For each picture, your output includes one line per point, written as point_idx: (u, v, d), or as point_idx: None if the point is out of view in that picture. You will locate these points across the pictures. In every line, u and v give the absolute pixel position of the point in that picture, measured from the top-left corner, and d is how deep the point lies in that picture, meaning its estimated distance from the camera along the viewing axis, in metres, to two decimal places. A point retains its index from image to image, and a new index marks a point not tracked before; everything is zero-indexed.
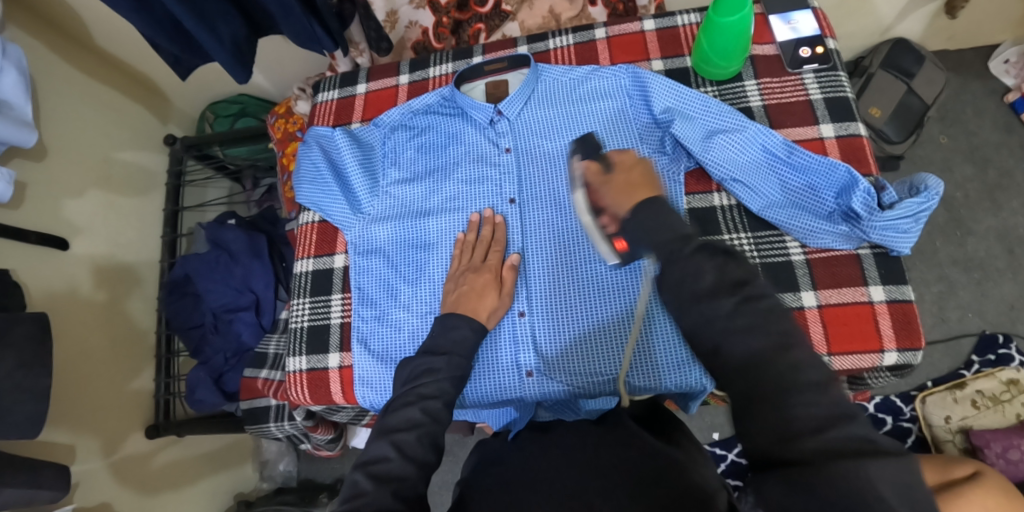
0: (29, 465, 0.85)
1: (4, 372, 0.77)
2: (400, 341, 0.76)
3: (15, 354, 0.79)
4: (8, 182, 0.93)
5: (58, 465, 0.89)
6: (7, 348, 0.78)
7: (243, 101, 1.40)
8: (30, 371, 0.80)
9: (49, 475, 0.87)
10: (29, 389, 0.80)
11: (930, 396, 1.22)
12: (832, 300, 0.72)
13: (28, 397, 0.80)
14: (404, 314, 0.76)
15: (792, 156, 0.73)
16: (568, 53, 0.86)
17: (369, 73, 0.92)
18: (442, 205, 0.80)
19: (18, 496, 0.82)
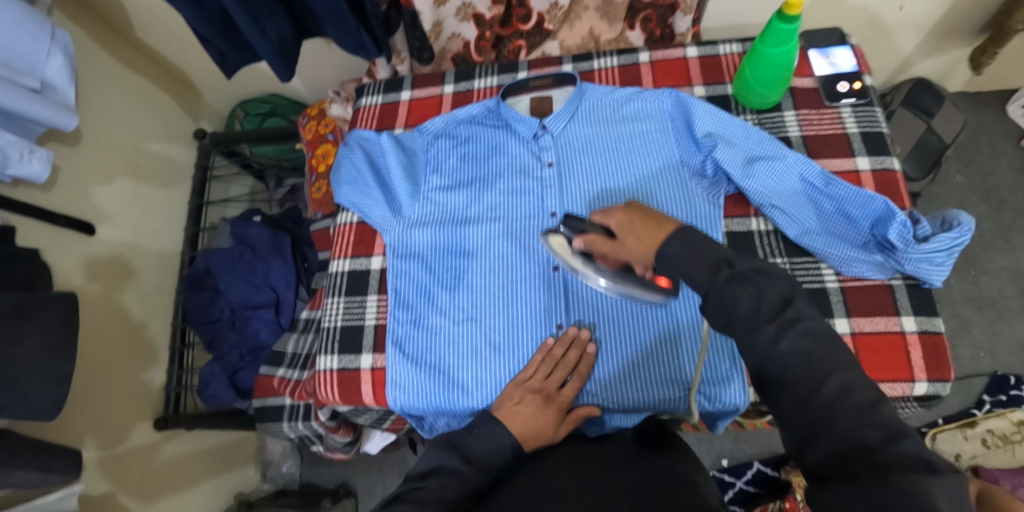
0: (42, 447, 0.85)
1: (27, 355, 0.76)
2: (435, 348, 0.77)
3: (40, 339, 0.78)
4: (45, 163, 0.94)
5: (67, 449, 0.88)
6: (35, 331, 0.78)
7: (274, 101, 1.41)
8: (54, 356, 0.80)
9: (60, 460, 0.86)
10: (52, 374, 0.80)
11: (942, 433, 1.24)
12: (864, 328, 0.73)
13: (51, 381, 0.79)
14: (441, 320, 0.77)
15: (830, 187, 0.74)
16: (613, 74, 0.88)
17: (414, 80, 0.94)
18: (484, 215, 0.81)
19: (28, 479, 0.81)
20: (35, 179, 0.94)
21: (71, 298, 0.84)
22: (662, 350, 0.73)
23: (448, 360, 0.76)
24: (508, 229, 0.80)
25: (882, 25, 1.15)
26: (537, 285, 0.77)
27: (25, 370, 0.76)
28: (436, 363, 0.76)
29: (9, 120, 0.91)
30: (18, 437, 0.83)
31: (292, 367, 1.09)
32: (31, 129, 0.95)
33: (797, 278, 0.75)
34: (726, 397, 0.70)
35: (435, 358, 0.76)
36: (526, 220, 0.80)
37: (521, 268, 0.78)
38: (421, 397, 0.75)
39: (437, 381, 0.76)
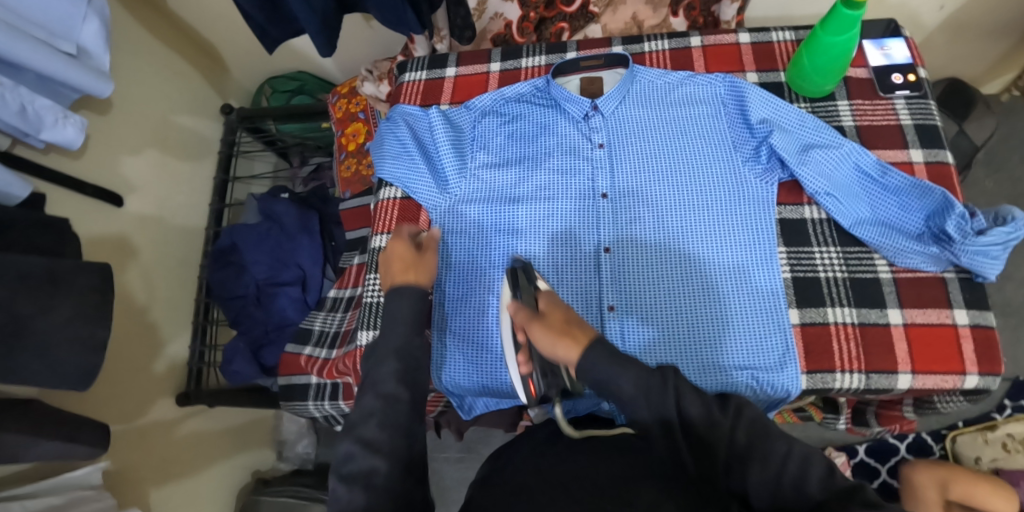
0: (69, 418, 0.79)
1: (59, 323, 0.68)
2: (481, 325, 0.77)
3: (74, 303, 0.70)
4: (80, 129, 0.91)
5: (97, 424, 0.83)
6: (67, 298, 0.69)
7: (302, 78, 1.38)
8: (88, 323, 0.72)
9: (88, 432, 0.80)
10: (87, 343, 0.71)
11: (961, 436, 1.21)
12: (917, 320, 0.72)
13: (84, 347, 0.71)
14: (487, 298, 0.78)
15: (885, 177, 0.74)
16: (664, 57, 0.87)
17: (459, 57, 0.93)
18: (532, 195, 0.80)
19: (54, 451, 0.75)
20: (67, 146, 0.90)
21: (105, 266, 0.76)
22: (713, 332, 0.72)
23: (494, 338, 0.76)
24: (556, 209, 0.79)
25: (924, 22, 1.14)
26: (585, 266, 0.77)
27: (56, 340, 0.68)
28: (482, 341, 0.76)
29: (42, 83, 0.87)
30: (45, 408, 0.78)
31: (319, 346, 1.08)
32: (65, 94, 0.92)
33: (851, 267, 0.74)
34: (779, 383, 0.70)
35: (481, 337, 0.77)
36: (574, 201, 0.79)
37: (569, 249, 0.78)
38: (469, 372, 0.76)
39: (485, 357, 0.76)
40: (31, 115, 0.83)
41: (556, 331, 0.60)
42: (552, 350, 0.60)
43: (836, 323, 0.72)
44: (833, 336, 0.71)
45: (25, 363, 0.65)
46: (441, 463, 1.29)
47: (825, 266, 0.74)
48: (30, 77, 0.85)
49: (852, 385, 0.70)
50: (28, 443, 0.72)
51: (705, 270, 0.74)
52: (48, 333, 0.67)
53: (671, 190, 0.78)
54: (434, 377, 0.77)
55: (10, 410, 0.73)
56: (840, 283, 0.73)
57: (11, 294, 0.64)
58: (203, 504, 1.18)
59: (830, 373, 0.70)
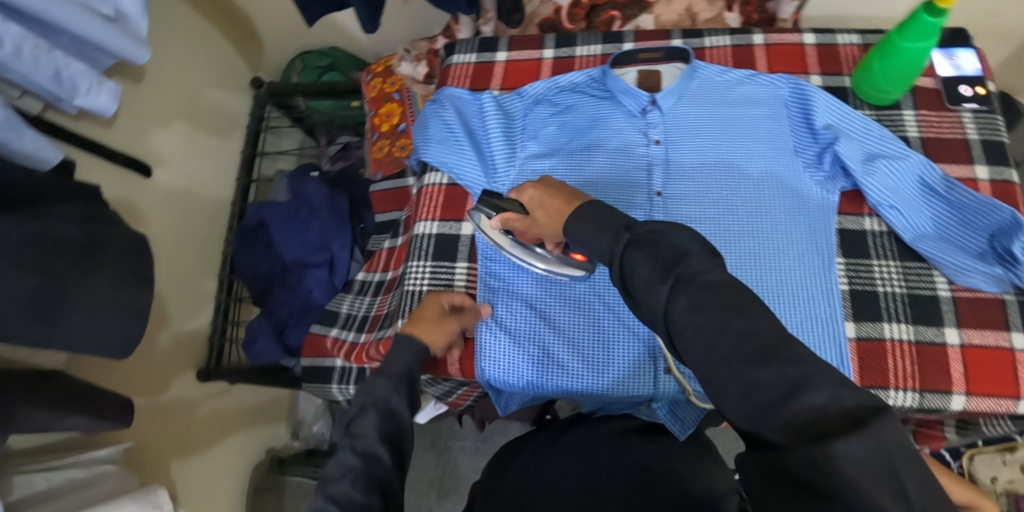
0: (94, 393, 0.76)
1: (101, 288, 0.66)
2: (523, 321, 0.75)
3: (114, 269, 0.68)
4: (114, 96, 0.87)
5: (120, 398, 0.80)
6: (103, 271, 0.67)
7: (335, 55, 1.35)
8: (130, 288, 0.70)
9: (112, 406, 0.78)
10: (126, 310, 0.69)
11: (979, 454, 1.10)
12: (974, 341, 0.70)
13: (123, 313, 0.68)
14: (531, 292, 0.76)
15: (950, 192, 0.72)
16: (725, 54, 0.85)
17: (510, 41, 0.90)
18: (582, 182, 0.79)
19: (80, 426, 0.73)
20: (100, 113, 0.88)
21: (141, 234, 0.74)
22: None
23: (536, 336, 0.75)
24: (608, 198, 0.78)
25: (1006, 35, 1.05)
26: None
27: (99, 307, 0.66)
28: (524, 337, 0.75)
29: (77, 47, 0.84)
30: (72, 382, 0.75)
31: (346, 328, 1.06)
32: (99, 60, 0.89)
33: (910, 283, 0.72)
34: None
35: (525, 334, 0.75)
36: (627, 193, 0.78)
37: None
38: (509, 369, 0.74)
39: (527, 354, 0.74)
40: (66, 80, 0.80)
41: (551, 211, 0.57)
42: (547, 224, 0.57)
43: (892, 339, 0.70)
44: (887, 353, 0.70)
45: (69, 326, 0.62)
46: (457, 451, 1.28)
47: (883, 281, 0.73)
48: (66, 41, 0.81)
49: (905, 403, 0.69)
50: (53, 420, 0.69)
51: (760, 277, 0.73)
52: (84, 304, 0.64)
53: (725, 192, 0.76)
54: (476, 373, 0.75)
55: (39, 383, 0.69)
56: (898, 298, 0.72)
57: (51, 258, 0.61)
58: (222, 480, 1.17)
59: (884, 389, 0.69)
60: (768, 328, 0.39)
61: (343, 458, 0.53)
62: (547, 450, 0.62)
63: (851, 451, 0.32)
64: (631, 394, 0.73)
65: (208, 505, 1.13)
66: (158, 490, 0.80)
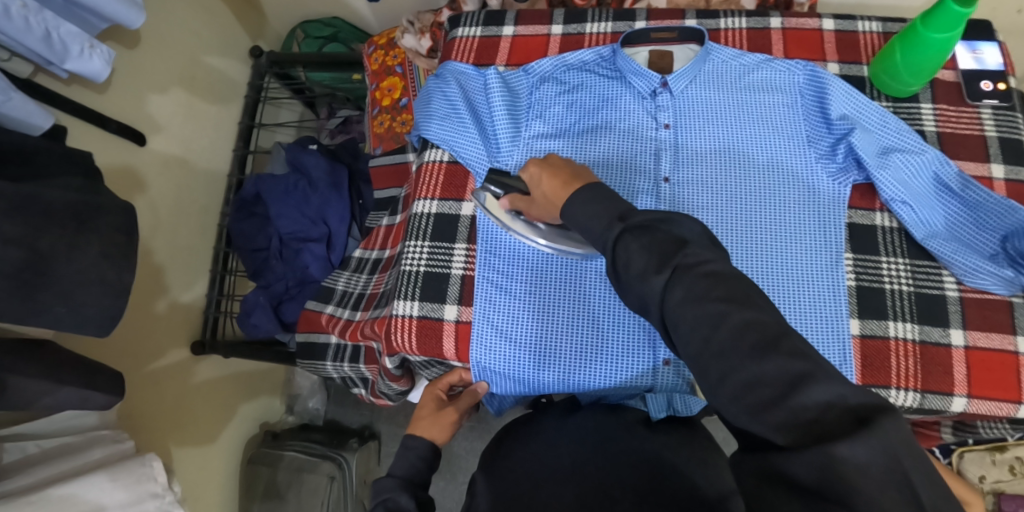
0: (85, 363, 0.74)
1: (86, 264, 0.64)
2: (519, 309, 0.74)
3: (99, 245, 0.66)
4: (106, 61, 0.84)
5: (115, 370, 0.78)
6: (93, 242, 0.65)
7: (336, 25, 1.30)
8: (114, 265, 0.67)
9: (106, 378, 0.76)
10: (111, 286, 0.67)
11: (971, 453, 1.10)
12: (979, 343, 0.68)
13: (105, 293, 0.66)
14: (528, 278, 0.74)
15: (965, 190, 0.70)
16: (740, 37, 0.82)
17: (518, 15, 0.86)
18: (580, 272, 0.74)
19: (72, 398, 0.71)
20: (92, 79, 0.85)
21: (128, 206, 0.71)
22: None
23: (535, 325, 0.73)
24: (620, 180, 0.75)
25: None
26: None
27: (82, 282, 0.64)
28: (522, 325, 0.73)
29: (67, 9, 0.80)
30: (62, 353, 0.73)
31: (342, 305, 1.04)
32: (92, 23, 0.85)
33: (918, 281, 0.71)
34: None
35: (524, 322, 0.73)
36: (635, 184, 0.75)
37: None
38: (504, 361, 0.73)
39: (527, 339, 0.73)
40: (56, 43, 0.77)
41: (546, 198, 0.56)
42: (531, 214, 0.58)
43: (896, 339, 0.69)
44: (891, 352, 0.68)
45: (50, 304, 0.61)
46: None
47: (890, 278, 0.71)
48: (55, 1, 0.78)
49: (905, 403, 0.68)
50: (41, 391, 0.67)
51: (766, 272, 0.71)
52: (71, 275, 0.62)
53: (733, 183, 0.74)
54: (475, 361, 0.74)
55: (29, 354, 0.68)
56: (904, 296, 0.70)
57: (34, 229, 0.59)
58: (216, 451, 1.17)
59: (885, 389, 0.68)
60: (768, 318, 0.38)
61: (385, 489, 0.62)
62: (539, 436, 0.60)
63: (855, 451, 0.30)
64: (629, 384, 0.72)
65: (201, 475, 1.13)
66: (152, 461, 0.80)
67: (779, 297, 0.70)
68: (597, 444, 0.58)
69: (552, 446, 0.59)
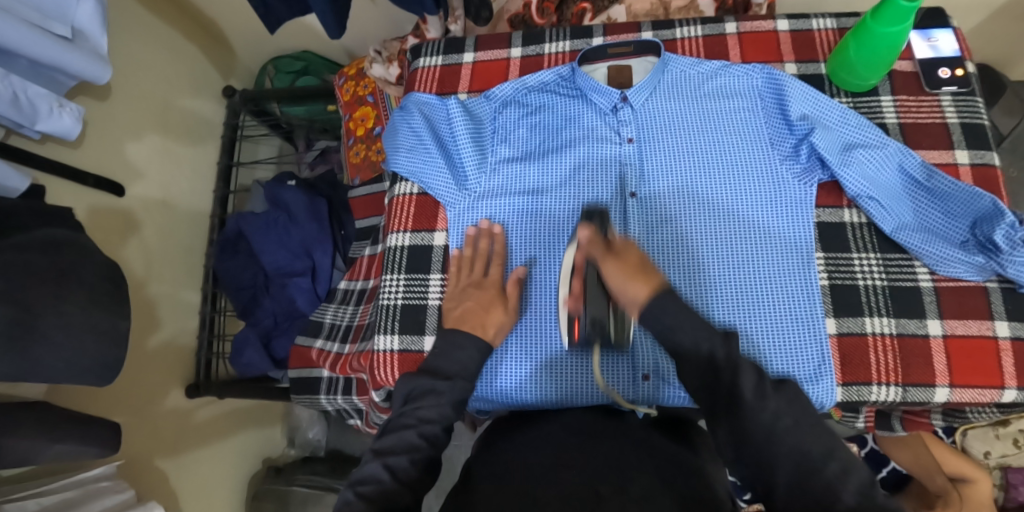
0: (78, 417, 0.75)
1: (78, 314, 0.64)
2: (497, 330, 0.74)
3: (86, 295, 0.65)
4: (77, 118, 0.86)
5: (109, 422, 0.79)
6: (77, 292, 0.65)
7: (306, 58, 1.32)
8: (104, 314, 0.67)
9: (100, 432, 0.76)
10: (108, 335, 0.67)
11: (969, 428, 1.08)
12: (957, 331, 0.68)
13: (99, 339, 0.66)
14: None
15: (930, 180, 0.70)
16: (697, 45, 0.82)
17: (477, 41, 0.87)
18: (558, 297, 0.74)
19: (67, 455, 0.72)
20: (65, 136, 0.86)
21: (111, 261, 0.70)
22: (751, 339, 0.70)
23: (536, 340, 0.73)
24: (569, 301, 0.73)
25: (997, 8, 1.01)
26: None
27: (72, 337, 0.63)
28: (549, 330, 0.73)
29: (35, 70, 0.82)
30: (54, 409, 0.73)
31: (331, 338, 1.04)
32: (60, 81, 0.86)
33: (891, 274, 0.71)
34: (814, 395, 0.67)
35: (545, 328, 0.73)
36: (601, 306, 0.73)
37: None
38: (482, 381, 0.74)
39: (523, 351, 0.73)
40: (26, 104, 0.78)
41: (631, 270, 0.58)
42: (620, 289, 0.58)
43: (874, 333, 0.69)
44: (869, 348, 0.69)
45: (37, 362, 0.60)
46: (453, 450, 1.28)
47: (864, 273, 0.71)
48: (23, 64, 0.79)
49: (888, 398, 0.68)
50: (36, 449, 0.67)
51: (746, 278, 0.71)
52: (61, 328, 0.62)
53: (700, 191, 0.74)
54: (481, 384, 0.74)
55: (22, 415, 0.69)
56: (878, 291, 0.70)
57: (22, 285, 0.59)
58: (218, 488, 1.17)
59: (866, 385, 0.68)
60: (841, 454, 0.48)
61: (374, 474, 0.54)
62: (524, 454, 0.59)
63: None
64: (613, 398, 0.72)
65: None
66: None
67: (754, 303, 0.70)
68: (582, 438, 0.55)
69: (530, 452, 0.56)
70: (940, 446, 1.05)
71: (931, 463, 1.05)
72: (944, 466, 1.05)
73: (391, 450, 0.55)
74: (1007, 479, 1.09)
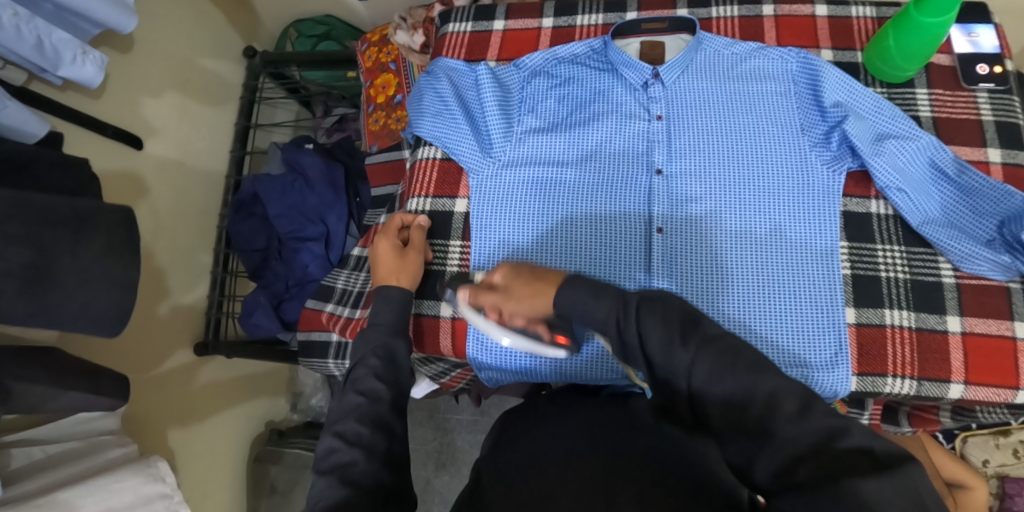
0: (87, 365, 0.75)
1: (87, 271, 0.63)
2: None
3: (104, 245, 0.64)
4: (99, 67, 0.85)
5: (118, 373, 0.79)
6: (96, 241, 0.64)
7: (330, 23, 1.31)
8: (121, 263, 0.66)
9: (109, 381, 0.77)
10: (114, 288, 0.65)
11: (973, 437, 1.09)
12: (976, 329, 0.68)
13: (112, 292, 0.65)
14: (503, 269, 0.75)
15: (962, 176, 0.69)
16: (732, 25, 0.81)
17: (508, 10, 0.86)
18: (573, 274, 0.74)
19: (76, 401, 0.72)
20: (86, 85, 0.85)
21: (128, 213, 0.69)
22: (768, 324, 0.69)
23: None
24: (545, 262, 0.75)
25: None
26: (635, 247, 0.73)
27: (92, 281, 0.63)
28: None
29: (59, 16, 0.81)
30: (64, 355, 0.74)
31: (341, 304, 1.03)
32: (83, 29, 0.85)
33: (913, 268, 0.70)
34: (829, 384, 0.67)
35: None
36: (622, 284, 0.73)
37: (620, 232, 0.74)
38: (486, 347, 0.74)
39: None
40: (49, 50, 0.77)
41: (526, 295, 0.57)
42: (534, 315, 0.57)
43: (892, 326, 0.69)
44: (887, 340, 0.68)
45: (53, 308, 0.60)
46: (454, 425, 1.29)
47: (886, 265, 0.71)
48: (47, 8, 0.78)
49: (902, 391, 0.68)
50: (48, 393, 0.68)
51: (765, 262, 0.71)
52: (79, 276, 0.62)
53: (726, 173, 0.73)
54: (491, 350, 0.74)
55: (34, 359, 0.69)
56: (900, 284, 0.70)
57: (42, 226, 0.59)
58: (222, 448, 1.18)
59: (881, 377, 0.68)
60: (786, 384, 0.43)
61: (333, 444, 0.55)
62: (537, 412, 0.59)
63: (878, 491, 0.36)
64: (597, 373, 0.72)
65: (207, 474, 1.14)
66: (158, 463, 0.82)
67: (773, 288, 0.70)
68: (594, 418, 0.56)
69: (545, 423, 0.56)
70: (940, 452, 1.05)
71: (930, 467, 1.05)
72: (942, 471, 1.05)
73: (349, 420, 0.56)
74: (1004, 488, 1.08)
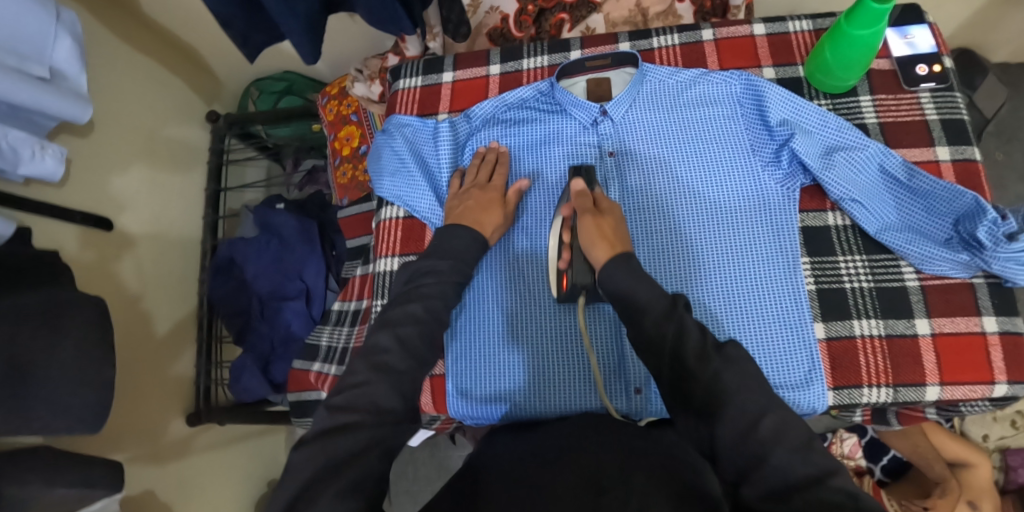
0: (76, 461, 0.75)
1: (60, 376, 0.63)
2: (479, 347, 0.75)
3: (75, 346, 0.65)
4: (60, 159, 0.85)
5: (110, 463, 0.79)
6: (67, 344, 0.64)
7: (289, 78, 1.33)
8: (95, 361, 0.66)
9: (100, 473, 0.77)
10: (90, 386, 0.65)
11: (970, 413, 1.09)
12: (946, 329, 0.69)
13: (88, 392, 0.65)
14: (478, 319, 0.76)
15: (912, 179, 0.70)
16: (674, 54, 0.82)
17: (455, 60, 0.87)
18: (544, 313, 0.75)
19: (69, 498, 0.72)
20: (48, 178, 0.85)
21: (99, 308, 0.69)
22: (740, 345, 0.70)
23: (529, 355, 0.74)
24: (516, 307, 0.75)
25: None
26: None
27: (66, 385, 0.63)
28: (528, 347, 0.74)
29: (14, 114, 0.81)
30: (51, 454, 0.73)
31: (328, 361, 1.04)
32: (41, 123, 0.85)
33: (877, 276, 0.71)
34: (806, 400, 0.68)
35: (521, 350, 0.74)
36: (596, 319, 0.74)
37: None
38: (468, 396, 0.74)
39: (517, 369, 0.74)
40: (6, 151, 0.77)
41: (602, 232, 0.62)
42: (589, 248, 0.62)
43: (862, 336, 0.70)
44: (859, 350, 0.69)
45: (29, 419, 0.60)
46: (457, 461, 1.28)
47: (850, 275, 0.72)
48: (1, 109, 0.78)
49: (880, 399, 0.68)
50: (36, 500, 0.67)
51: (731, 285, 0.72)
52: (52, 382, 0.62)
53: (684, 200, 0.74)
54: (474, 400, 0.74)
55: (20, 464, 0.69)
56: (865, 293, 0.71)
57: (8, 340, 0.59)
58: None
59: (858, 388, 0.68)
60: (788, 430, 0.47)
61: None
62: None
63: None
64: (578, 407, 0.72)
65: None
66: None
67: (741, 310, 0.71)
68: None
69: None
70: (940, 434, 1.06)
71: (930, 451, 1.06)
72: (943, 452, 1.05)
73: (388, 338, 0.57)
74: (1006, 461, 1.07)
